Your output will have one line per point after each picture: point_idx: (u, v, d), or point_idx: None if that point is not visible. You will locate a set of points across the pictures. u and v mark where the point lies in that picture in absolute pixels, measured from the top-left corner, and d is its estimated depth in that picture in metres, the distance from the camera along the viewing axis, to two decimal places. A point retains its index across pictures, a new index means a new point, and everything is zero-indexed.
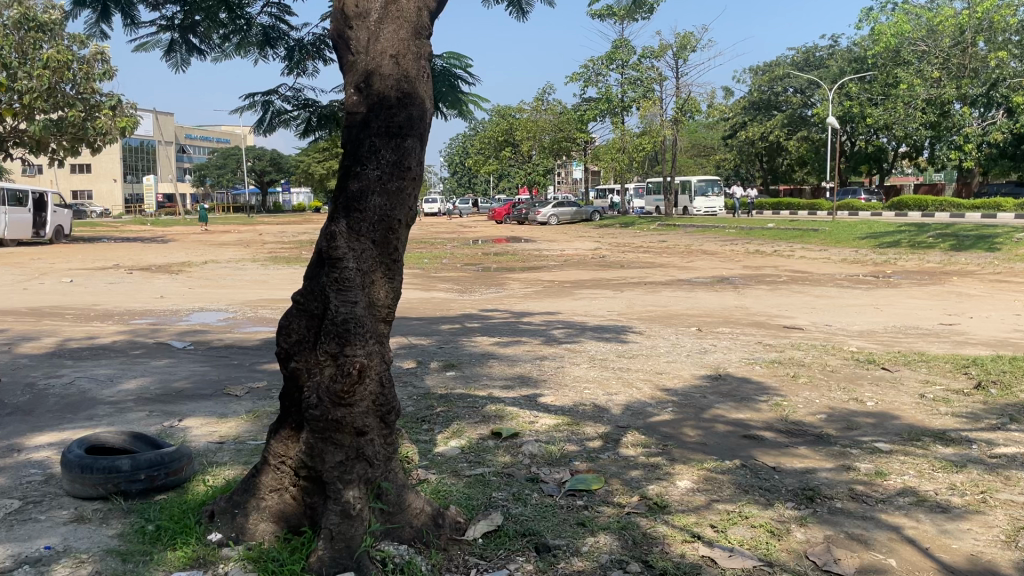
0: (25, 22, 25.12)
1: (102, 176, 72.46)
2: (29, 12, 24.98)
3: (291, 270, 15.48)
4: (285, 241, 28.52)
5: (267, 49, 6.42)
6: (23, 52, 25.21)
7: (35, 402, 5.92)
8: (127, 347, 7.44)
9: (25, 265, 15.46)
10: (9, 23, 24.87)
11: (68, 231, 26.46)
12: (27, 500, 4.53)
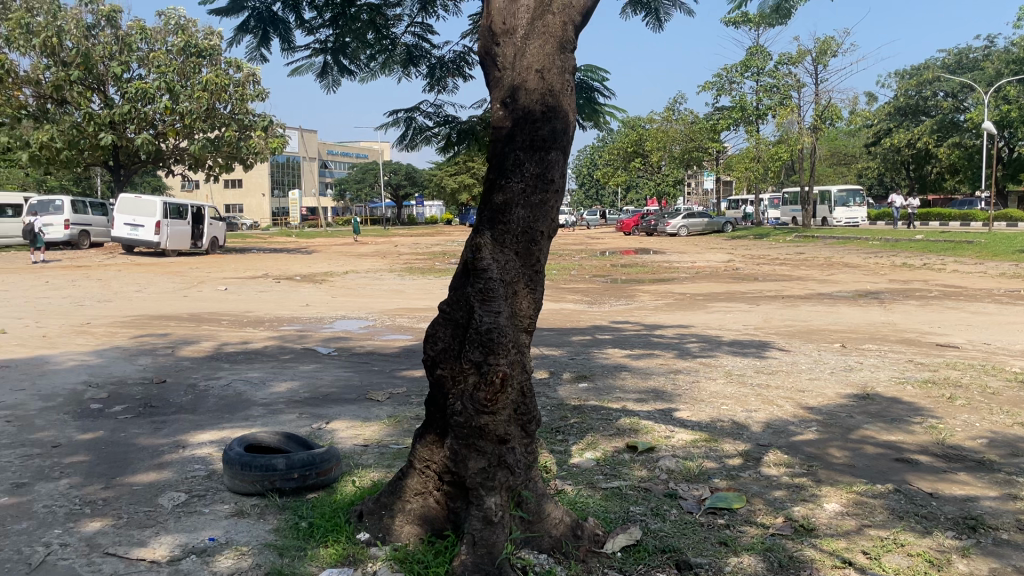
0: (188, 49, 27.15)
1: (253, 191, 77.40)
2: (191, 40, 27.12)
3: (426, 281, 15.97)
4: (419, 252, 29.43)
5: (410, 67, 6.67)
6: (184, 76, 27.22)
7: (195, 402, 6.34)
8: (277, 352, 7.87)
9: (184, 273, 16.67)
10: (173, 49, 26.92)
11: (223, 242, 28.30)
12: (192, 493, 4.85)
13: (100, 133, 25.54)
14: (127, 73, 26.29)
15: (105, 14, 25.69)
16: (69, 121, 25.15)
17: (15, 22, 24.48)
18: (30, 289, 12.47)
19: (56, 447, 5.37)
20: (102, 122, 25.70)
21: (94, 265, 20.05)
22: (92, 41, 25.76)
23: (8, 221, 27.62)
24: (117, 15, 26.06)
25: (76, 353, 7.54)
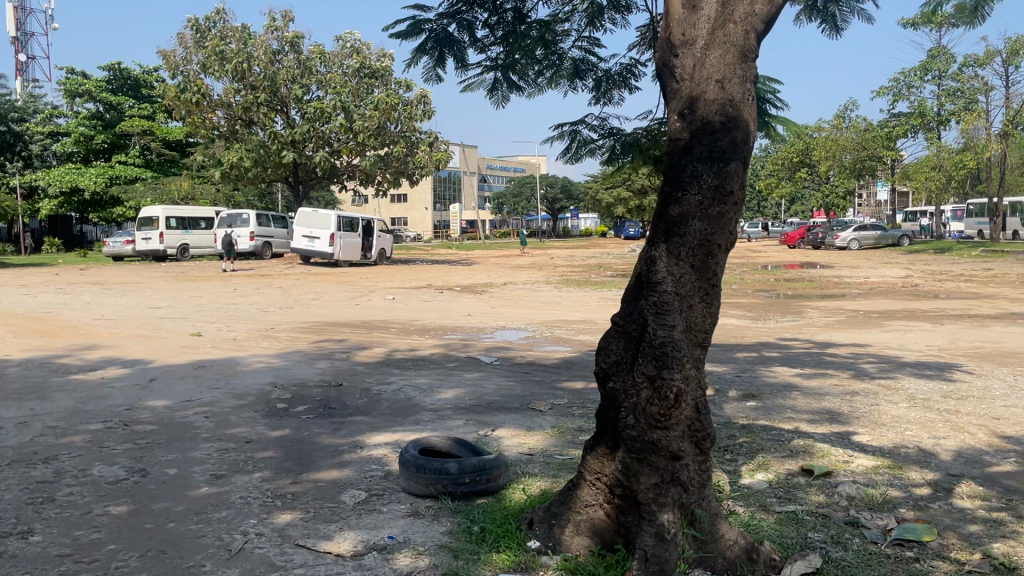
0: (362, 70, 28.60)
1: (416, 205, 80.61)
2: (365, 61, 28.56)
3: (584, 293, 16.02)
4: (576, 265, 29.50)
5: (577, 81, 6.73)
6: (358, 96, 28.63)
7: (369, 405, 6.65)
8: (443, 360, 8.13)
9: (355, 283, 17.59)
10: (349, 71, 28.41)
11: (389, 254, 29.63)
12: (372, 492, 5.09)
13: (283, 151, 27.57)
14: (307, 95, 28.12)
15: (289, 40, 27.49)
16: (256, 141, 27.48)
17: (212, 50, 26.86)
18: (222, 295, 13.56)
19: (249, 442, 5.79)
20: (284, 140, 27.80)
21: (277, 274, 21.59)
22: (277, 66, 27.71)
23: (201, 233, 30.20)
24: (299, 40, 27.81)
25: (262, 355, 8.11)
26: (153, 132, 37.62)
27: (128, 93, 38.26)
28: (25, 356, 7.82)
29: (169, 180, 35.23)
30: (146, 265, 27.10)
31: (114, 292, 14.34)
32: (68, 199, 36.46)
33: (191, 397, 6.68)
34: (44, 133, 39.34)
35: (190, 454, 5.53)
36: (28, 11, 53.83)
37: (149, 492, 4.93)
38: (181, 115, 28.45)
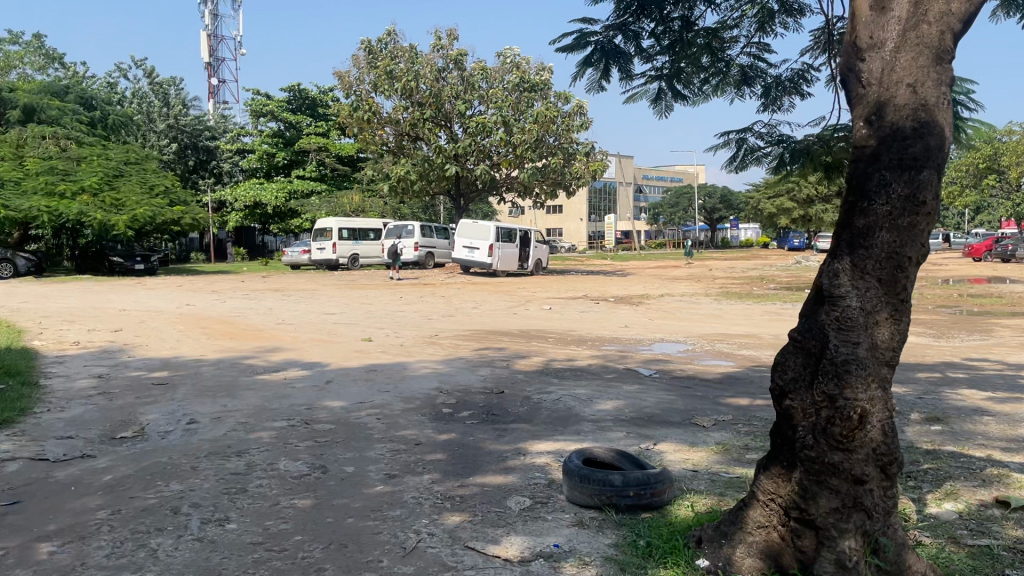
0: (522, 84, 29.08)
1: (572, 216, 81.27)
2: (525, 76, 29.04)
3: (746, 306, 15.54)
4: (736, 276, 28.59)
5: (744, 88, 6.54)
6: (519, 110, 29.11)
7: (531, 413, 6.75)
8: (603, 371, 8.13)
9: (513, 293, 17.95)
10: (509, 86, 28.99)
11: (546, 264, 30.03)
12: (537, 500, 5.16)
13: (446, 165, 28.57)
14: (470, 110, 28.98)
15: (453, 58, 28.38)
16: (422, 155, 28.71)
17: (382, 70, 28.29)
18: (390, 302, 14.21)
19: (418, 445, 6.02)
20: (448, 154, 28.66)
21: (439, 282, 22.37)
22: (442, 83, 28.73)
23: (370, 243, 31.81)
24: (463, 58, 28.69)
25: (428, 361, 8.42)
26: (327, 148, 40.03)
27: (306, 111, 40.56)
28: (217, 356, 8.51)
29: (343, 193, 37.37)
30: (319, 274, 28.86)
31: (294, 298, 15.41)
32: (253, 212, 39.47)
33: (364, 399, 7.03)
34: (233, 151, 42.80)
35: (366, 453, 5.83)
36: (220, 38, 58.62)
37: (329, 488, 5.23)
38: (353, 132, 30.20)
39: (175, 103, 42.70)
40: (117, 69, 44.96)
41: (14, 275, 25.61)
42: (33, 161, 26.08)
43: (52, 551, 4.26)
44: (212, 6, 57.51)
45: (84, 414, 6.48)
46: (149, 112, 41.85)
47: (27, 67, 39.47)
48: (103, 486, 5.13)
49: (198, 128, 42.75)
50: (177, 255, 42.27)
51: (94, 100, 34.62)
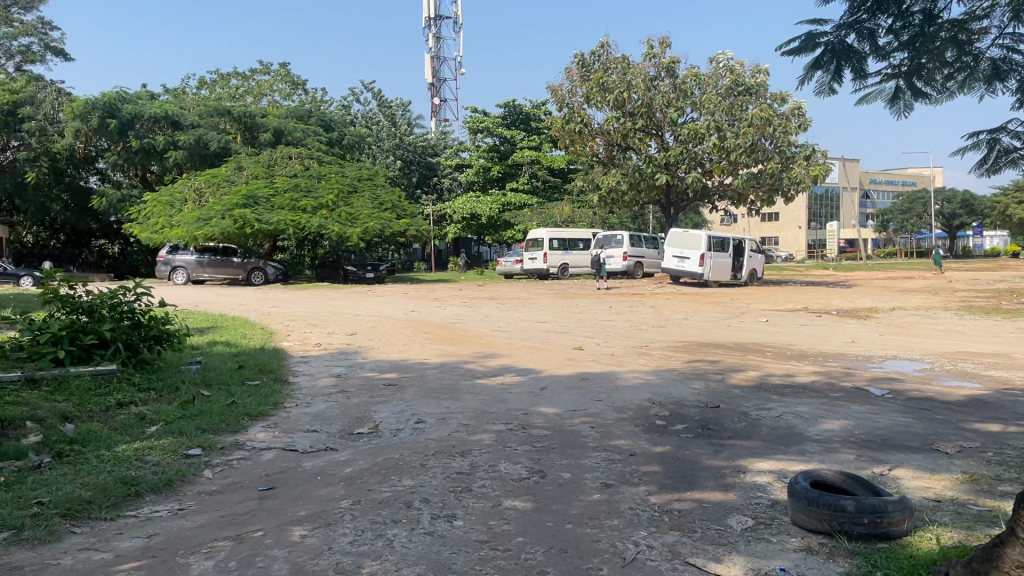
0: (736, 88, 28.20)
1: (789, 224, 77.74)
2: (740, 79, 28.19)
3: (993, 322, 14.06)
4: (979, 289, 25.83)
5: (996, 83, 5.91)
6: (733, 115, 28.23)
7: (750, 429, 6.52)
8: (826, 389, 7.68)
9: (727, 304, 17.44)
10: (722, 91, 28.31)
11: (761, 274, 28.93)
12: (760, 520, 4.97)
13: (657, 174, 28.46)
14: (683, 117, 28.59)
15: (665, 66, 28.20)
16: (632, 165, 28.82)
17: (595, 82, 28.62)
18: (600, 312, 14.33)
19: (633, 455, 6.02)
20: (659, 163, 28.55)
21: (649, 293, 22.24)
22: (653, 92, 28.55)
23: (580, 253, 32.24)
24: (675, 65, 28.38)
25: (640, 372, 8.39)
26: (539, 161, 41.11)
27: (521, 127, 41.92)
28: (440, 360, 9.00)
29: (554, 205, 38.16)
30: (531, 282, 29.69)
31: (507, 306, 15.97)
32: (469, 223, 41.36)
33: (578, 407, 7.14)
34: (452, 166, 45.07)
35: (582, 461, 5.92)
36: (442, 60, 62.08)
37: (548, 493, 5.36)
38: (565, 144, 30.90)
39: (401, 123, 45.72)
40: (350, 93, 48.90)
41: (265, 282, 28.56)
42: (281, 179, 28.89)
43: (303, 534, 4.70)
44: (435, 30, 61.11)
45: (325, 410, 7.09)
46: (378, 132, 45.14)
47: (277, 95, 43.91)
48: (344, 478, 5.60)
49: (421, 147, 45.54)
50: (401, 264, 45.23)
51: (332, 122, 37.88)
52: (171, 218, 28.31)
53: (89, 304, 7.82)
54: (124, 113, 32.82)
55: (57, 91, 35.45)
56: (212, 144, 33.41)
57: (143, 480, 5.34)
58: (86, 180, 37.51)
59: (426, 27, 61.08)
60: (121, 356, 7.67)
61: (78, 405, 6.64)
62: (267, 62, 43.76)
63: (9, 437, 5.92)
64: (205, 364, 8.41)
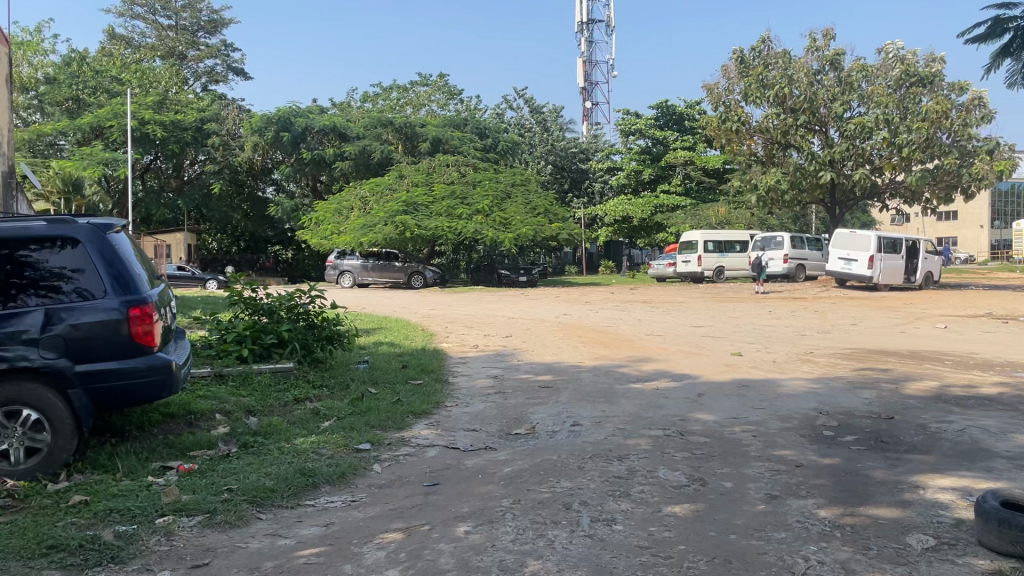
0: (907, 78, 26.50)
1: (969, 223, 71.94)
2: (911, 68, 26.43)
3: None
4: None
5: None
6: (904, 108, 26.55)
7: (929, 443, 6.10)
8: (1017, 402, 7.05)
9: (899, 309, 16.37)
10: (893, 82, 26.68)
11: (938, 277, 26.99)
12: (942, 540, 4.63)
13: (821, 171, 27.21)
14: (848, 112, 27.19)
15: (829, 59, 27.06)
16: (793, 163, 27.71)
17: (754, 79, 27.78)
18: (760, 317, 13.87)
19: (799, 467, 5.78)
20: (822, 161, 27.35)
21: (813, 296, 21.29)
22: (817, 86, 27.49)
23: (737, 255, 31.31)
24: (840, 58, 27.11)
25: (803, 379, 8.04)
26: (693, 161, 40.27)
27: (673, 127, 41.27)
28: (594, 363, 9.02)
29: (709, 206, 37.23)
30: (685, 286, 29.16)
31: (661, 310, 15.75)
32: (621, 225, 41.20)
33: (738, 415, 6.93)
34: (604, 169, 44.93)
35: (744, 470, 5.75)
36: (595, 63, 62.16)
37: (710, 501, 5.24)
38: (721, 144, 30.16)
39: (553, 128, 46.19)
40: (504, 100, 49.97)
41: (424, 285, 29.59)
42: (439, 186, 29.88)
43: (467, 530, 4.83)
44: (587, 34, 61.35)
45: (484, 410, 7.26)
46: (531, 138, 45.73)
47: (434, 105, 45.47)
48: (505, 477, 5.71)
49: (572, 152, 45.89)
50: (553, 268, 45.66)
51: (487, 129, 38.86)
52: (339, 225, 30.03)
53: (268, 306, 8.43)
54: (297, 127, 35.30)
55: (238, 108, 38.34)
56: (375, 154, 35.09)
57: (319, 471, 5.68)
58: (263, 191, 40.41)
59: (578, 32, 61.49)
60: (296, 354, 8.21)
61: (259, 400, 7.17)
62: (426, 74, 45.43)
63: (201, 428, 6.48)
64: (372, 363, 8.85)
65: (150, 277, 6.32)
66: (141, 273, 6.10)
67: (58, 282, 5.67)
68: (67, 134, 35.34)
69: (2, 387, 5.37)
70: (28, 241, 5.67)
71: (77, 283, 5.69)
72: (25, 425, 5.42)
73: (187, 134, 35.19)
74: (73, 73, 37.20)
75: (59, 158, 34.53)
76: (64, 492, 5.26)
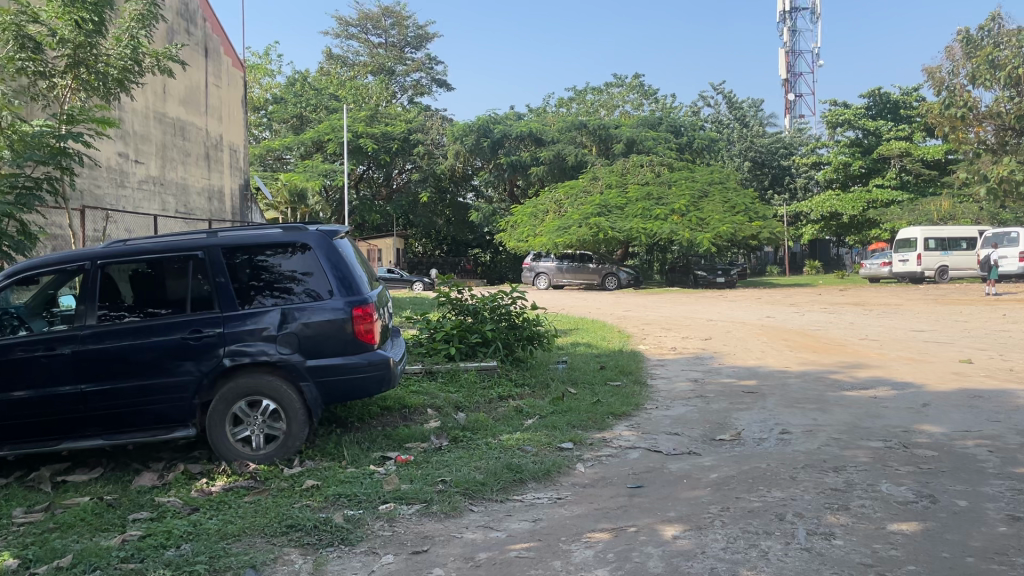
0: None
1: None
2: None
3: None
4: None
5: None
6: None
7: None
8: None
9: None
10: None
11: None
12: None
13: None
14: None
15: None
16: None
17: (983, 60, 25.38)
18: (993, 320, 12.60)
19: None
20: None
21: None
22: None
23: (963, 254, 28.61)
24: None
25: None
26: (911, 153, 37.00)
27: (887, 116, 38.77)
28: (802, 368, 8.60)
29: (929, 201, 34.35)
30: (903, 287, 27.13)
31: (876, 312, 14.75)
32: (828, 222, 38.99)
33: (971, 428, 6.34)
34: (808, 164, 42.81)
35: (981, 489, 5.23)
36: (798, 53, 59.45)
37: (941, 520, 4.82)
38: (943, 132, 27.86)
39: (753, 123, 44.86)
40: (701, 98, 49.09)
41: (618, 287, 29.45)
42: (635, 188, 29.78)
43: (675, 535, 4.75)
44: (790, 24, 58.73)
45: (686, 414, 7.14)
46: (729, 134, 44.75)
47: (629, 105, 45.45)
48: (712, 483, 5.57)
49: (773, 147, 44.15)
50: (753, 268, 44.04)
51: (682, 127, 38.24)
52: (535, 228, 30.85)
53: (473, 306, 8.79)
54: (495, 133, 36.78)
55: (441, 119, 40.32)
56: (570, 157, 35.58)
57: (526, 468, 5.82)
58: (464, 197, 41.52)
59: (779, 22, 58.99)
60: (499, 354, 8.49)
61: (466, 396, 7.48)
62: (621, 75, 45.57)
63: (416, 421, 6.86)
64: (571, 364, 8.97)
65: (369, 279, 6.77)
66: (361, 275, 6.52)
67: (290, 284, 6.19)
68: (292, 149, 38.67)
69: (245, 378, 5.96)
70: (265, 247, 6.24)
71: (306, 284, 6.19)
72: (264, 414, 6.00)
73: (395, 144, 37.79)
74: (298, 93, 40.82)
75: (286, 171, 37.92)
76: (298, 476, 5.76)
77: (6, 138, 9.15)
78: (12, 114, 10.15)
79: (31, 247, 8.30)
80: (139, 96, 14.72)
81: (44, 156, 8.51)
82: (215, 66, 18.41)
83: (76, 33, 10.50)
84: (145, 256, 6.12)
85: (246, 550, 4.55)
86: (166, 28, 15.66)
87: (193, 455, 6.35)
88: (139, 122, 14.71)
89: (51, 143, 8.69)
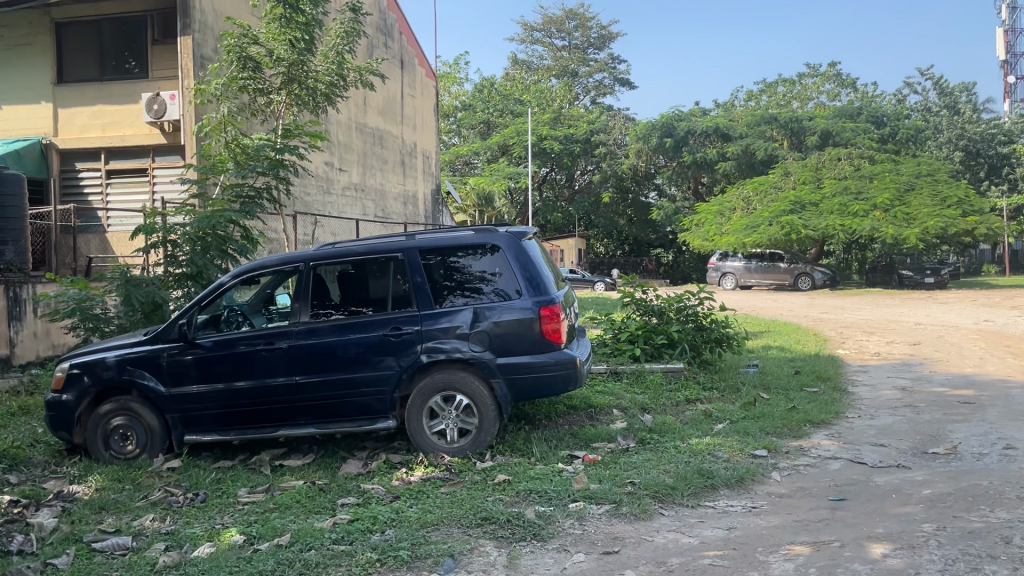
0: None
1: None
2: None
3: None
4: None
5: None
6: None
7: None
8: None
9: None
10: None
11: None
12: None
13: None
14: None
15: None
16: None
17: None
18: None
19: None
20: None
21: None
22: None
23: None
24: None
25: None
26: None
27: None
28: None
29: None
30: None
31: None
32: None
33: None
34: None
35: None
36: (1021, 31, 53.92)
37: None
38: None
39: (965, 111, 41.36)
40: (905, 86, 45.79)
41: (812, 287, 27.84)
42: (831, 183, 28.17)
43: (884, 553, 4.44)
44: None
45: (893, 424, 6.66)
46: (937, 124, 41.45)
47: (823, 96, 43.20)
48: (924, 499, 5.15)
49: (990, 133, 40.24)
50: (965, 267, 40.32)
51: (885, 117, 35.60)
52: (721, 226, 30.06)
53: (659, 307, 8.67)
54: (680, 131, 36.17)
55: (625, 119, 40.17)
56: (760, 152, 34.32)
57: (717, 474, 5.66)
58: (647, 197, 41.10)
59: None
60: (686, 355, 8.32)
61: (653, 398, 7.40)
62: (815, 64, 43.44)
63: (602, 421, 6.87)
64: (763, 368, 8.63)
65: (556, 279, 6.86)
66: (549, 275, 6.62)
67: (480, 283, 6.39)
68: (480, 153, 40.03)
69: (440, 374, 6.23)
70: (457, 248, 6.49)
71: (496, 284, 6.37)
72: (458, 409, 6.24)
73: (578, 146, 38.15)
74: (486, 99, 42.22)
75: (473, 175, 39.37)
76: (490, 470, 5.94)
77: (232, 151, 10.15)
78: (236, 129, 11.37)
79: (253, 251, 9.12)
80: (343, 109, 15.76)
81: (264, 168, 9.32)
82: (411, 77, 19.41)
83: (291, 52, 11.46)
84: (351, 257, 6.54)
85: (444, 539, 4.75)
86: (367, 43, 16.67)
87: (392, 445, 6.71)
88: (343, 133, 15.77)
89: (271, 155, 9.49)
